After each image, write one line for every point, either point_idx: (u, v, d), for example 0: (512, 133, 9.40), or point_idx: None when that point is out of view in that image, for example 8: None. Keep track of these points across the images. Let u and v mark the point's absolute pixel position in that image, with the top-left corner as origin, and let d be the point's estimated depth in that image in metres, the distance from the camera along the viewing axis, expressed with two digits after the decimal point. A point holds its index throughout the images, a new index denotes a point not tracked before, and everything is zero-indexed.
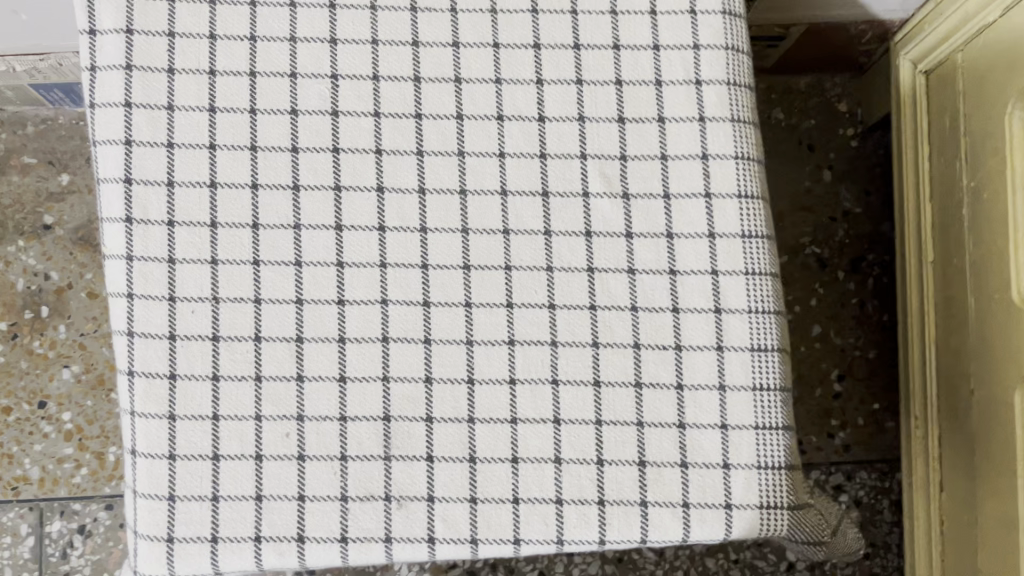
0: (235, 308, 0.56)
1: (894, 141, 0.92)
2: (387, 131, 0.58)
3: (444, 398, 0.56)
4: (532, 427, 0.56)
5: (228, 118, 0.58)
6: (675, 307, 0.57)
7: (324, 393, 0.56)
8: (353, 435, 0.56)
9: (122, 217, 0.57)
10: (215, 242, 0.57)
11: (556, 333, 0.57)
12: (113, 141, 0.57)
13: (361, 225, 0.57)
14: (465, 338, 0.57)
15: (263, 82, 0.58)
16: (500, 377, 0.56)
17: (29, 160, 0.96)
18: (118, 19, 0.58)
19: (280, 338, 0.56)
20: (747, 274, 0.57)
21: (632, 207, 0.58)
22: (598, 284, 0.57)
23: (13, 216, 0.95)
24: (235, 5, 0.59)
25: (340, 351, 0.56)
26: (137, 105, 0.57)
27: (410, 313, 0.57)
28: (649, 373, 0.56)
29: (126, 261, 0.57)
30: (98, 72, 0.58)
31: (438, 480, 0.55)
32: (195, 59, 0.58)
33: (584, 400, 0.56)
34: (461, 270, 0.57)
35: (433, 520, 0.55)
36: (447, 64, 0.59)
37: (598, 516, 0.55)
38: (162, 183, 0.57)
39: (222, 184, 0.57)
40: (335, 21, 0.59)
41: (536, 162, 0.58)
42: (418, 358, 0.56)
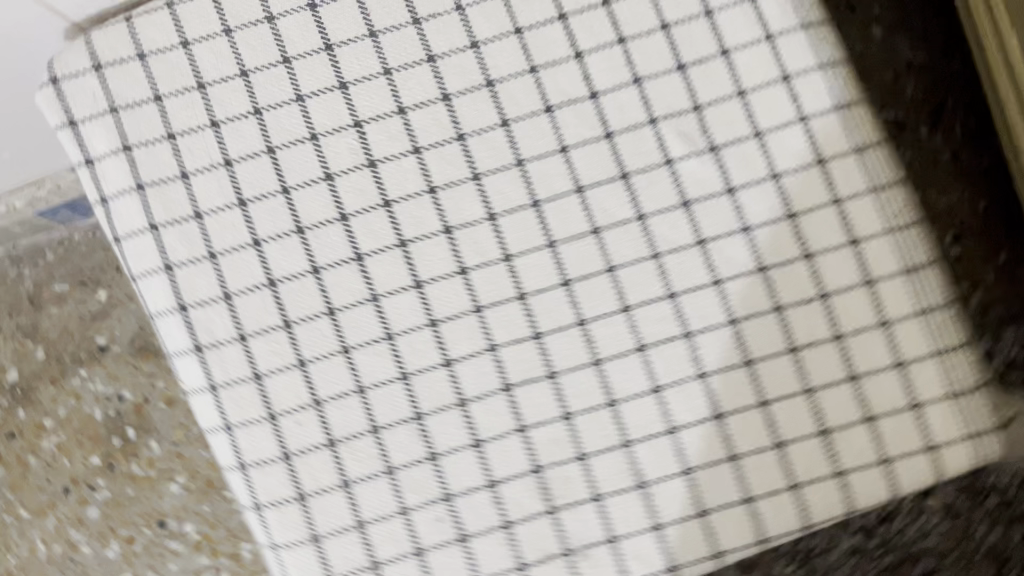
0: (340, 406, 0.51)
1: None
2: (434, 164, 0.52)
3: (591, 430, 0.51)
4: (694, 432, 0.50)
5: (262, 207, 0.52)
6: (806, 253, 0.50)
7: (464, 464, 0.51)
8: (509, 498, 0.51)
9: (190, 347, 0.52)
10: (296, 342, 0.51)
11: (687, 322, 0.50)
12: (153, 270, 0.52)
13: (440, 274, 0.51)
14: (592, 359, 0.51)
15: (284, 155, 0.52)
16: (641, 390, 0.51)
17: (61, 287, 0.91)
18: (111, 139, 0.52)
19: (398, 422, 0.51)
20: (873, 191, 0.51)
21: (726, 159, 0.51)
22: (713, 255, 0.51)
23: (66, 348, 0.91)
24: (225, 81, 0.52)
25: (464, 415, 0.51)
26: (164, 225, 0.52)
27: (525, 351, 0.51)
28: (802, 333, 0.50)
29: (212, 392, 0.52)
30: (110, 203, 0.52)
31: (614, 517, 0.50)
32: (205, 154, 0.52)
33: (738, 384, 0.50)
34: (563, 288, 0.51)
35: (622, 561, 0.50)
36: (472, 69, 0.52)
37: (795, 501, 0.50)
38: (219, 299, 0.52)
39: (281, 279, 0.52)
40: (337, 64, 0.52)
41: (604, 145, 0.51)
42: (549, 397, 0.51)
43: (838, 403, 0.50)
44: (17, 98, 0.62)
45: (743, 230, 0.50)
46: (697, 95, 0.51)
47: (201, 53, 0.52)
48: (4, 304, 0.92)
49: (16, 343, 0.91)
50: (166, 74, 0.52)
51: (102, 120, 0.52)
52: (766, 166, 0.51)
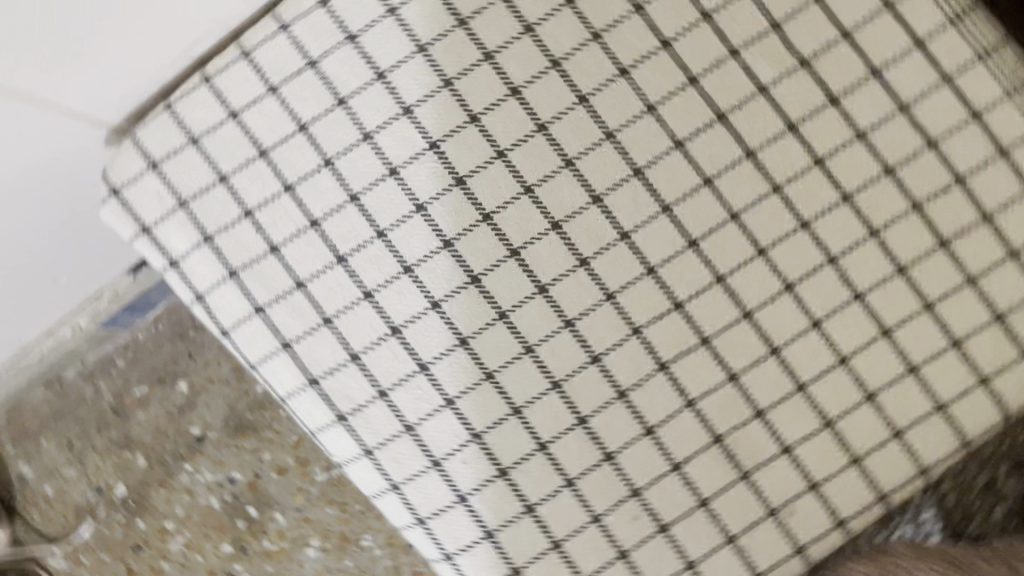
0: (501, 433, 0.49)
1: None
2: (522, 163, 0.49)
3: (761, 383, 0.48)
4: (864, 355, 0.48)
5: (363, 257, 0.49)
6: (928, 141, 0.49)
7: (643, 454, 0.49)
8: (699, 476, 0.49)
9: (333, 418, 0.50)
10: (438, 383, 0.49)
11: (828, 247, 0.48)
12: (272, 353, 0.50)
13: (562, 272, 0.49)
14: (741, 313, 0.48)
15: (370, 199, 0.49)
16: (800, 329, 0.48)
17: (141, 390, 0.89)
18: (189, 234, 0.50)
19: (564, 432, 0.49)
20: (979, 59, 0.50)
21: (818, 70, 0.49)
22: (834, 172, 0.49)
23: (165, 448, 0.89)
24: (287, 141, 0.50)
25: (628, 406, 0.49)
26: (269, 304, 0.50)
27: (670, 324, 0.49)
28: (947, 225, 0.49)
29: (368, 457, 0.50)
30: (207, 298, 0.51)
31: (810, 463, 0.48)
32: (289, 221, 0.50)
33: (897, 294, 0.48)
34: (691, 251, 0.49)
35: (829, 504, 0.49)
36: (534, 55, 0.49)
37: (989, 396, 0.49)
38: (348, 361, 0.50)
39: (405, 324, 0.49)
40: (394, 89, 0.49)
41: (691, 92, 0.49)
42: (709, 363, 0.49)
43: (1008, 283, 0.49)
44: (72, 221, 0.59)
45: (856, 137, 0.49)
46: (771, 12, 0.50)
47: (255, 120, 0.50)
48: (91, 423, 0.90)
49: (114, 457, 0.90)
50: (225, 152, 0.50)
51: (175, 218, 0.50)
52: (863, 64, 0.50)
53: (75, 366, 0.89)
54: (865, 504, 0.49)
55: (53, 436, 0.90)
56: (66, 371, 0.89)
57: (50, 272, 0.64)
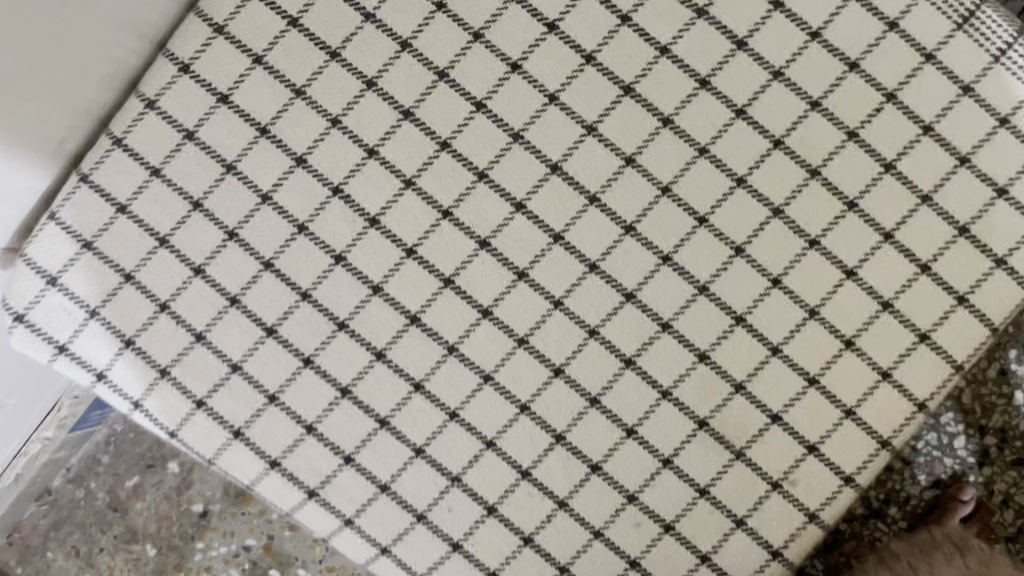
0: (478, 470, 0.47)
1: None
2: (434, 187, 0.46)
3: (733, 356, 0.46)
4: (831, 302, 0.45)
5: (293, 323, 0.47)
6: (851, 63, 0.45)
7: (629, 459, 0.46)
8: (692, 466, 0.46)
9: (305, 496, 0.47)
10: (403, 434, 0.47)
11: (769, 200, 0.45)
12: (225, 444, 0.47)
13: (502, 290, 0.46)
14: (697, 289, 0.46)
15: (285, 261, 0.46)
16: (759, 292, 0.46)
17: (133, 481, 0.87)
18: (108, 343, 0.47)
19: (543, 455, 0.46)
20: None
21: (718, 16, 0.46)
22: (758, 119, 0.45)
23: (171, 532, 0.87)
24: (184, 223, 0.46)
25: (603, 413, 0.46)
26: (209, 395, 0.47)
27: (626, 318, 0.46)
28: (888, 146, 0.45)
29: (349, 526, 0.47)
30: (145, 403, 0.48)
31: (803, 428, 0.46)
32: (206, 306, 0.47)
33: (853, 231, 0.45)
34: (629, 237, 0.46)
35: (833, 463, 0.46)
36: (418, 72, 0.46)
37: (972, 314, 0.46)
38: (304, 434, 0.47)
39: (353, 382, 0.47)
40: (281, 142, 0.46)
41: (591, 72, 0.46)
42: (676, 349, 0.46)
43: (965, 191, 0.45)
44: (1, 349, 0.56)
45: (774, 77, 0.45)
46: None
47: (145, 208, 0.47)
48: (92, 526, 0.87)
49: (123, 552, 0.87)
50: (124, 250, 0.47)
51: (90, 329, 0.47)
52: None
53: (61, 472, 0.87)
54: (871, 453, 0.46)
55: (57, 547, 0.87)
56: (53, 480, 0.87)
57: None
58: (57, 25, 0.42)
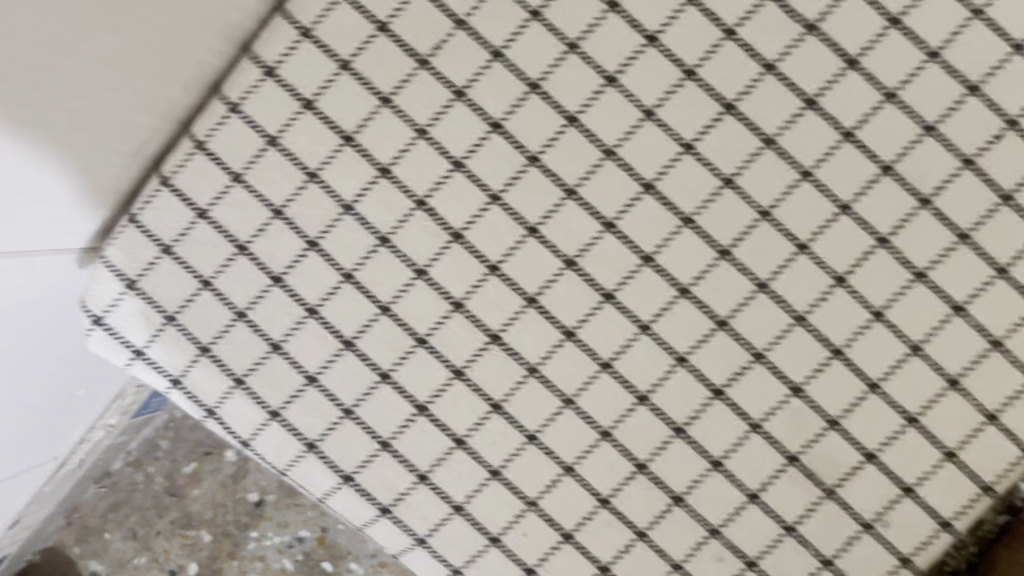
0: (555, 496, 0.45)
1: None
2: (521, 202, 0.44)
3: (828, 391, 0.44)
4: (936, 338, 0.43)
5: (371, 336, 0.46)
6: (971, 86, 0.42)
7: (713, 491, 0.45)
8: (780, 502, 0.44)
9: (377, 512, 0.47)
10: (479, 455, 0.45)
11: (876, 228, 0.43)
12: (299, 456, 0.47)
13: (588, 311, 0.44)
14: (794, 318, 0.43)
15: (365, 273, 0.45)
16: (860, 325, 0.43)
17: (190, 468, 0.88)
18: (184, 349, 0.46)
19: (624, 483, 0.45)
20: None
21: (830, 32, 0.42)
22: (867, 143, 0.43)
23: (227, 520, 0.87)
24: (265, 230, 0.46)
25: (689, 442, 0.44)
26: (283, 406, 0.46)
27: (716, 346, 0.44)
28: (1008, 175, 0.42)
29: (421, 545, 0.47)
30: (219, 411, 0.47)
31: (899, 468, 0.44)
32: (284, 316, 0.46)
33: (964, 265, 0.43)
34: (724, 261, 0.44)
35: (929, 506, 0.44)
36: (509, 82, 0.44)
37: None
38: (379, 450, 0.46)
39: (430, 400, 0.46)
40: (366, 151, 0.45)
41: (690, 87, 0.43)
42: (768, 380, 0.44)
43: None
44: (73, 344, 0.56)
45: (887, 98, 0.42)
46: None
47: (226, 214, 0.46)
48: (149, 510, 0.87)
49: (179, 537, 0.87)
50: (203, 256, 0.46)
51: (167, 334, 0.46)
52: (879, 14, 0.42)
53: (120, 457, 0.87)
54: (971, 498, 0.44)
55: (115, 528, 0.88)
56: (112, 463, 0.87)
57: (65, 393, 0.61)
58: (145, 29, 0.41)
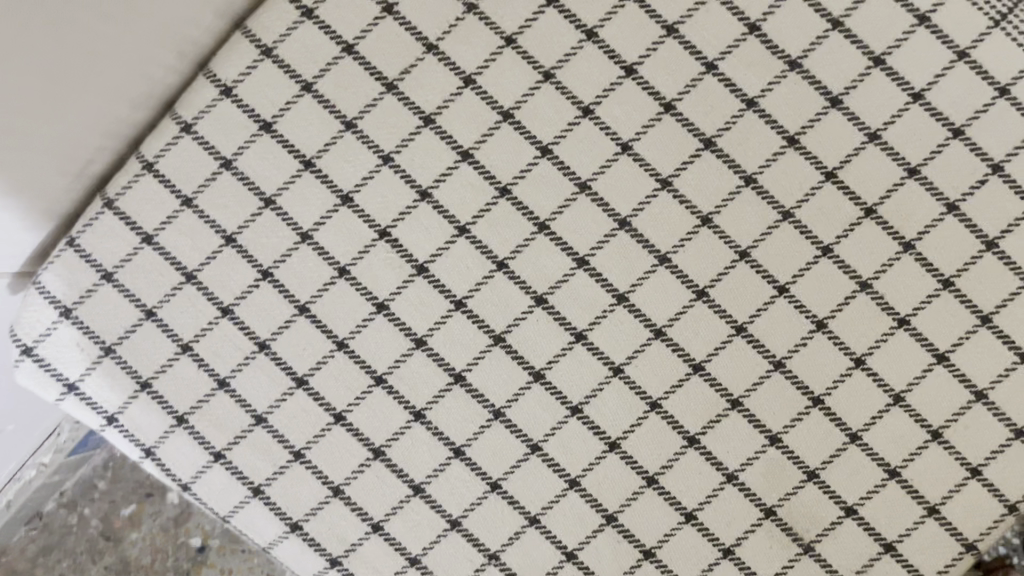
0: (518, 549, 0.42)
1: None
2: (490, 237, 0.42)
3: (807, 441, 0.42)
4: (919, 389, 0.41)
5: (326, 374, 0.43)
6: (955, 129, 0.41)
7: (686, 546, 0.42)
8: (755, 560, 0.42)
9: (326, 564, 0.43)
10: (438, 504, 0.42)
11: (857, 272, 0.41)
12: (243, 502, 0.43)
13: (557, 353, 0.42)
14: (772, 364, 0.42)
15: (322, 307, 0.43)
16: (840, 372, 0.41)
17: (129, 510, 0.83)
18: (123, 384, 0.43)
19: (592, 536, 0.42)
20: (1004, 21, 0.41)
21: (812, 70, 0.41)
22: (849, 184, 0.41)
23: (166, 566, 0.82)
24: (215, 258, 0.43)
25: (661, 493, 0.42)
26: (228, 448, 0.43)
27: (691, 392, 0.42)
28: (992, 222, 0.41)
29: None
30: (158, 451, 0.43)
31: (879, 524, 0.42)
32: (233, 350, 0.43)
33: (947, 312, 0.41)
34: (701, 303, 0.42)
35: (912, 566, 0.42)
36: (480, 110, 0.42)
37: None
38: (329, 498, 0.43)
39: (387, 444, 0.43)
40: (327, 177, 0.42)
41: (669, 120, 0.42)
42: (745, 429, 0.42)
43: None
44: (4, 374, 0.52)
45: (869, 139, 0.41)
46: (746, 13, 0.41)
47: (173, 240, 0.43)
48: (82, 554, 0.82)
49: None
50: (148, 284, 0.43)
51: (103, 367, 0.43)
52: (862, 53, 0.41)
53: (54, 496, 0.82)
54: (954, 556, 0.42)
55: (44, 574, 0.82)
56: (45, 504, 0.82)
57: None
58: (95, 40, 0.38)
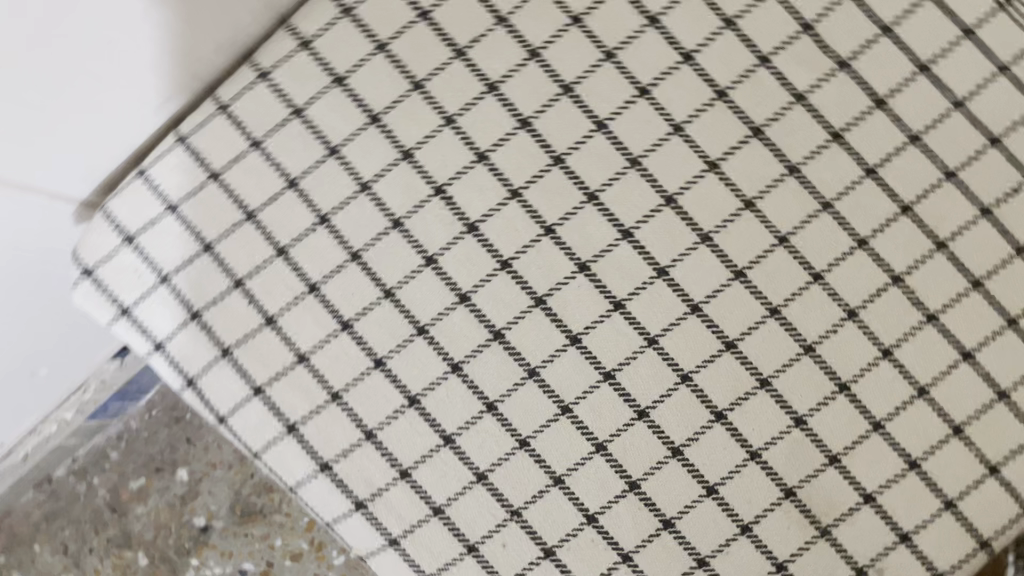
0: (541, 506, 0.43)
1: None
2: (541, 202, 0.44)
3: (831, 426, 0.43)
4: (943, 383, 0.43)
5: (371, 320, 0.44)
6: (992, 138, 0.44)
7: (706, 519, 0.43)
8: (772, 538, 0.43)
9: (351, 506, 0.44)
10: (467, 457, 0.43)
11: (890, 265, 0.43)
12: (277, 438, 0.44)
13: (595, 319, 0.43)
14: (802, 348, 0.43)
15: (373, 255, 0.44)
16: (868, 361, 0.43)
17: (137, 483, 0.83)
18: (174, 312, 0.45)
19: (614, 501, 0.43)
20: None
21: (861, 71, 0.44)
22: (888, 182, 0.43)
23: (168, 543, 0.82)
24: (276, 199, 0.45)
25: (685, 465, 0.43)
26: (268, 383, 0.44)
27: (722, 368, 0.43)
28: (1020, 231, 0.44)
29: (394, 547, 0.44)
30: (199, 381, 0.45)
31: (896, 513, 0.43)
32: (283, 289, 0.44)
33: (975, 311, 0.44)
34: (738, 282, 0.43)
35: (925, 557, 0.43)
36: (543, 82, 0.44)
37: None
38: (361, 441, 0.44)
39: (422, 393, 0.44)
40: (392, 133, 0.44)
41: (721, 107, 0.44)
42: (772, 409, 0.43)
43: None
44: (49, 308, 0.53)
45: (911, 140, 0.44)
46: (800, 14, 0.44)
47: (238, 179, 0.45)
48: (86, 524, 0.82)
49: (113, 557, 0.82)
50: (208, 218, 0.45)
51: (157, 294, 0.45)
52: (910, 60, 0.44)
53: (66, 462, 0.83)
54: (967, 552, 0.44)
55: (46, 541, 0.82)
56: (56, 468, 0.83)
57: (28, 365, 0.58)
58: None
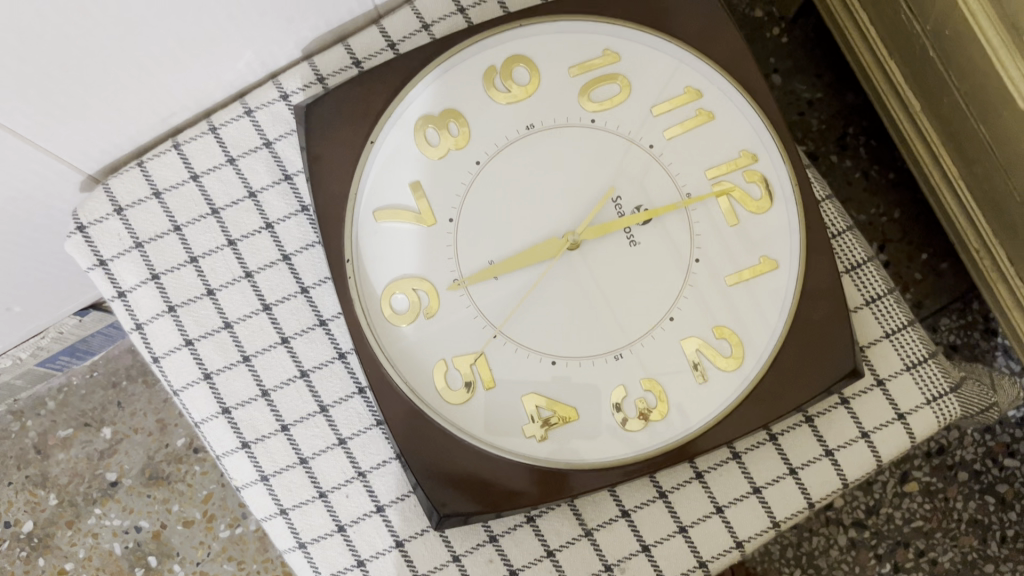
0: (382, 473, 0.57)
1: (837, 29, 0.91)
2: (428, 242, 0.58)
3: (631, 492, 0.57)
4: (716, 471, 0.57)
5: (287, 307, 0.58)
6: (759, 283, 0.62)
7: (554, 522, 0.57)
8: (569, 560, 0.56)
9: (237, 445, 0.57)
10: (335, 423, 0.57)
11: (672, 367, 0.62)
12: (194, 382, 0.58)
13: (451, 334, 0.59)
14: (658, 492, 0.57)
15: (299, 260, 0.59)
16: (682, 479, 0.57)
17: (65, 432, 0.94)
18: (139, 271, 0.58)
19: (512, 524, 0.56)
20: (825, 197, 0.62)
21: None
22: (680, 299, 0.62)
23: (78, 490, 0.93)
24: (236, 204, 0.59)
25: (534, 527, 0.56)
26: (197, 339, 0.58)
27: (600, 500, 0.57)
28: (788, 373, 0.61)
29: (262, 482, 0.57)
30: (145, 327, 0.58)
31: (664, 562, 0.56)
32: (226, 270, 0.58)
33: (766, 458, 0.57)
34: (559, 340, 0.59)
35: (659, 569, 0.56)
36: None
37: (796, 485, 0.57)
38: (258, 396, 0.57)
39: (312, 369, 0.58)
40: None
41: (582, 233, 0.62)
42: (608, 501, 0.57)
43: (837, 424, 0.57)
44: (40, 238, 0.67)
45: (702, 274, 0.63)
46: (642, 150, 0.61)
47: (212, 182, 0.59)
48: (12, 459, 0.93)
49: (27, 493, 0.93)
50: (182, 208, 0.59)
51: (130, 256, 0.58)
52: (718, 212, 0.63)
53: (7, 402, 0.94)
54: (688, 568, 0.56)
55: None
56: None
57: (20, 286, 0.72)
58: (209, 45, 0.55)
